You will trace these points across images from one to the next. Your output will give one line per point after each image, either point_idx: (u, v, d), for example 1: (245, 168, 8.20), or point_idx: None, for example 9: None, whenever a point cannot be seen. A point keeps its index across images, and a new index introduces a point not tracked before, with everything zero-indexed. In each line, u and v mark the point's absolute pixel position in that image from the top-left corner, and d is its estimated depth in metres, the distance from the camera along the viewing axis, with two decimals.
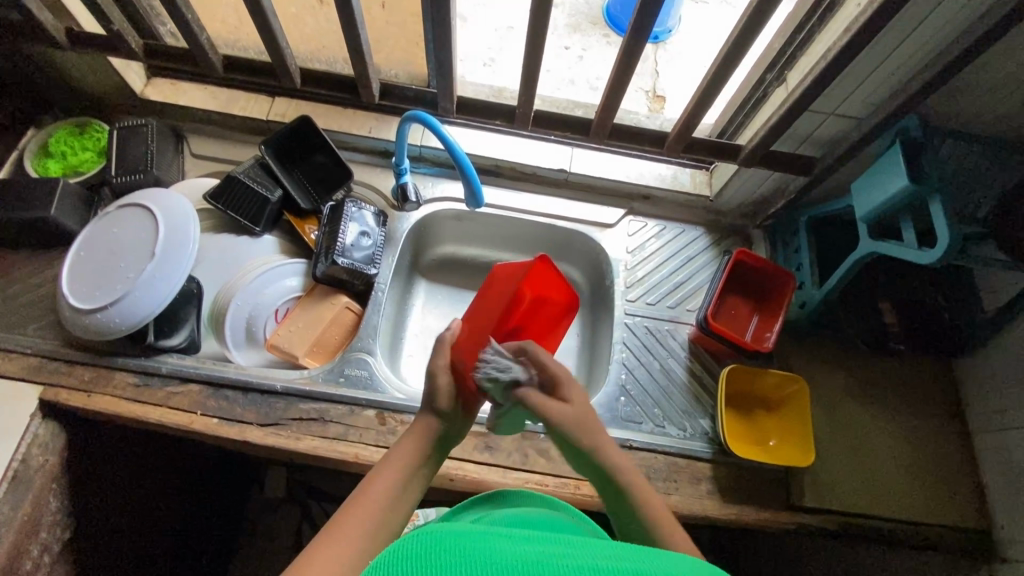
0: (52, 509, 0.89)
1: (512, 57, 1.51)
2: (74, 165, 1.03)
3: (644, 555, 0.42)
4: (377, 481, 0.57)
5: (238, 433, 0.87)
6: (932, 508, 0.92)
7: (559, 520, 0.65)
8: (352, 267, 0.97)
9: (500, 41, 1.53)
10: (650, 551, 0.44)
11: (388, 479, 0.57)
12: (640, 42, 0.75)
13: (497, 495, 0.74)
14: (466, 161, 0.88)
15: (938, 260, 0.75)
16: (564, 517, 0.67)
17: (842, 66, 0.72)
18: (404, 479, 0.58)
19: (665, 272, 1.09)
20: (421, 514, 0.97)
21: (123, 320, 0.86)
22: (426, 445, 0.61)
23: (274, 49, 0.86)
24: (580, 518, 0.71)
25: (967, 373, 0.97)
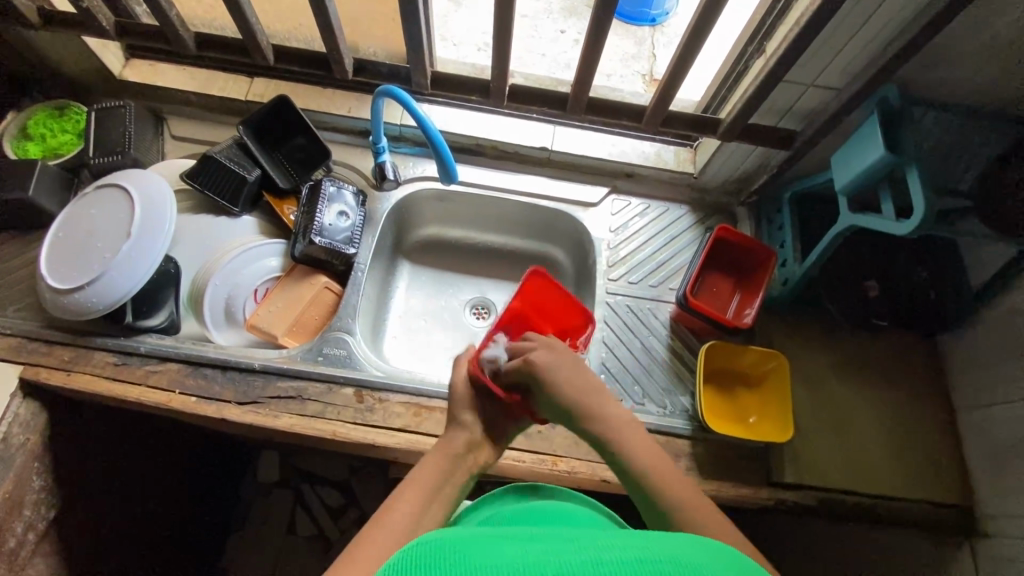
0: (36, 488, 0.90)
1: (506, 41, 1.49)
2: (53, 148, 1.02)
3: (647, 540, 0.43)
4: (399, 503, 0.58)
5: (216, 411, 0.87)
6: (916, 487, 0.91)
7: (561, 514, 0.66)
8: (329, 246, 0.97)
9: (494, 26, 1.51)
10: (653, 535, 0.44)
11: (416, 494, 0.60)
12: (610, 10, 0.74)
13: (501, 491, 0.74)
14: (439, 137, 0.87)
15: (914, 230, 0.74)
16: (570, 510, 0.68)
17: (814, 33, 0.71)
18: (428, 495, 0.61)
19: (649, 251, 1.08)
20: None
21: (99, 300, 0.86)
22: (451, 460, 0.66)
23: (243, 25, 0.85)
24: (584, 508, 0.71)
25: (952, 350, 0.97)
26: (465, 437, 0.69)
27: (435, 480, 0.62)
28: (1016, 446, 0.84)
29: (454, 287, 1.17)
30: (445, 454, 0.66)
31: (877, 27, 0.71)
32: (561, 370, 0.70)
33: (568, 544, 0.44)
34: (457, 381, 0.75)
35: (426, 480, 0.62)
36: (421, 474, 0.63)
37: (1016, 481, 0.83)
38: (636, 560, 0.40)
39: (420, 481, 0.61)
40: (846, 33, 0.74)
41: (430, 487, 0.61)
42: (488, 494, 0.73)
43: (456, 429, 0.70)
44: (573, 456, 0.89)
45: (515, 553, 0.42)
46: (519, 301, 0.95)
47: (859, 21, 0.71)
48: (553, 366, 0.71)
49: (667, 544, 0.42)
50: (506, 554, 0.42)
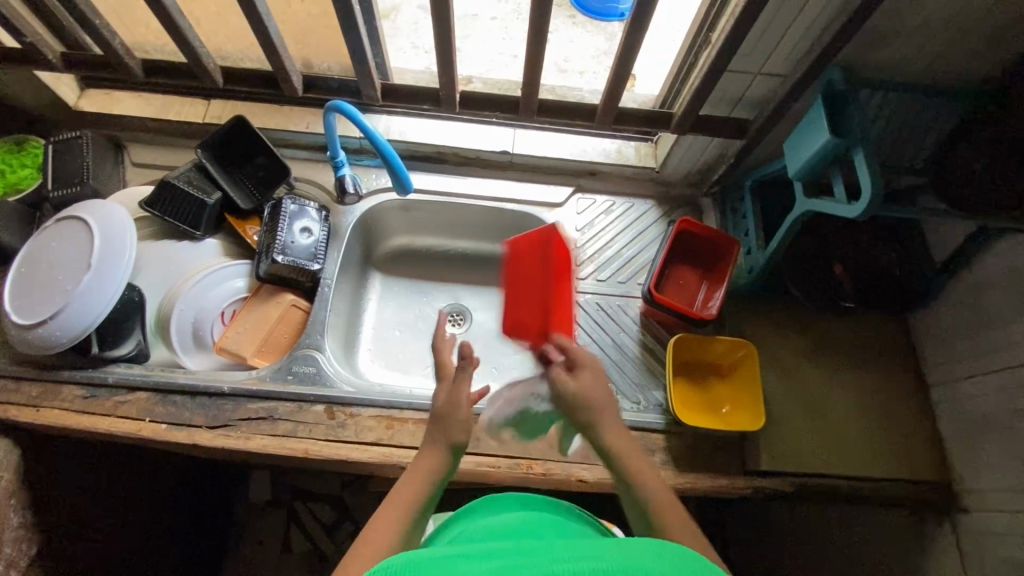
0: (14, 525, 0.89)
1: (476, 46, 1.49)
2: (13, 183, 1.02)
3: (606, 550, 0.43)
4: (373, 541, 0.56)
5: (186, 437, 0.87)
6: (893, 465, 0.91)
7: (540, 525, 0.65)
8: (294, 264, 0.97)
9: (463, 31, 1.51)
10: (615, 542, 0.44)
11: (393, 522, 0.58)
12: (547, 11, 0.73)
13: (481, 502, 0.74)
14: (388, 148, 0.87)
15: (862, 215, 0.74)
16: (549, 520, 0.67)
17: (748, 22, 0.71)
18: (409, 522, 0.58)
19: (616, 247, 1.08)
20: None
21: (63, 333, 0.86)
22: (434, 480, 0.62)
23: (187, 49, 0.85)
24: (562, 518, 0.70)
25: (922, 327, 0.97)
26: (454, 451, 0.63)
27: (418, 501, 0.60)
28: (990, 419, 0.84)
29: (427, 295, 1.17)
30: (427, 477, 0.61)
31: (813, 11, 0.71)
32: (591, 380, 0.70)
33: (532, 555, 0.44)
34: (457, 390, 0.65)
35: (407, 499, 0.60)
36: (403, 491, 0.60)
37: (991, 455, 0.84)
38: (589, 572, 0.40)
39: (401, 503, 0.59)
40: (784, 20, 0.74)
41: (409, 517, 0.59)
42: (465, 507, 0.73)
43: (443, 438, 0.64)
44: (548, 458, 0.89)
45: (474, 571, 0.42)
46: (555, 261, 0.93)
47: (793, 7, 0.71)
48: (586, 374, 0.70)
49: (626, 550, 0.43)
50: (470, 570, 0.42)
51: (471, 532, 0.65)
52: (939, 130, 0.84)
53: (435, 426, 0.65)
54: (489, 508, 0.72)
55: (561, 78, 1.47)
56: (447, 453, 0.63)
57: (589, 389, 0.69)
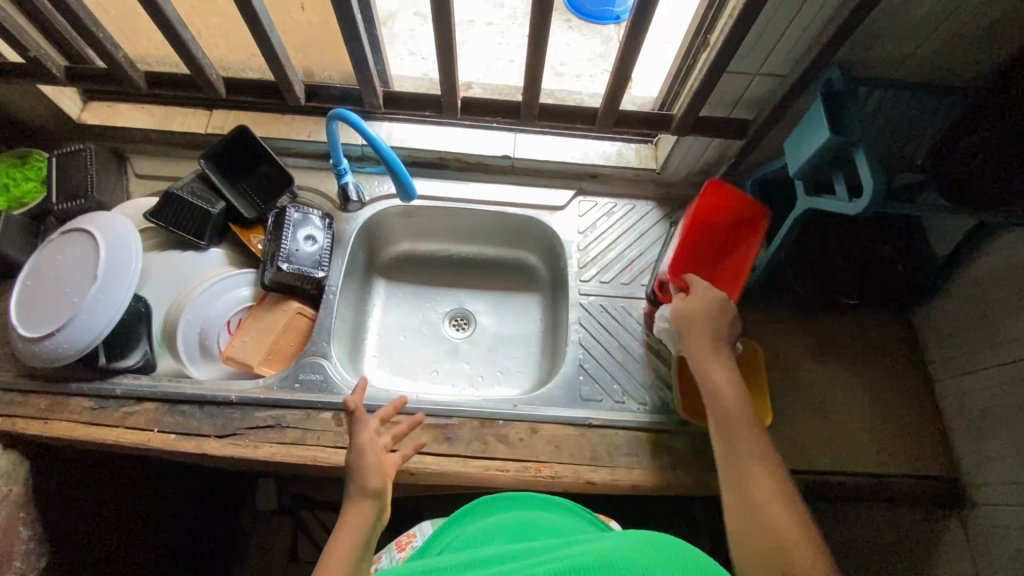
0: (24, 538, 0.89)
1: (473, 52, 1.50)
2: (18, 197, 1.02)
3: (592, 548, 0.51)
4: None
5: (195, 446, 0.87)
6: (902, 461, 0.91)
7: (536, 523, 0.69)
8: (299, 271, 0.98)
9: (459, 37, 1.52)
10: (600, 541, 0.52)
11: None
12: (547, 16, 0.74)
13: (481, 502, 0.78)
14: (392, 155, 0.88)
15: (864, 212, 0.74)
16: (544, 519, 0.71)
17: (747, 25, 0.72)
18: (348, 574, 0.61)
19: (619, 249, 1.09)
20: (419, 533, 0.84)
21: (71, 344, 0.86)
22: (365, 531, 0.66)
23: (190, 61, 0.86)
24: (555, 515, 0.74)
25: (926, 323, 0.97)
26: (376, 500, 0.70)
27: (354, 554, 0.64)
28: (995, 412, 0.84)
29: (432, 300, 1.17)
30: (359, 528, 0.66)
31: (811, 12, 0.72)
32: (698, 299, 0.83)
33: (528, 560, 0.53)
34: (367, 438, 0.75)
35: (342, 555, 0.63)
36: (336, 551, 0.63)
37: (997, 449, 0.84)
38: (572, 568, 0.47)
39: (336, 560, 0.62)
40: (782, 21, 0.75)
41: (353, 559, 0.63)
42: (469, 505, 0.77)
43: (366, 491, 0.70)
44: (557, 461, 0.89)
45: None
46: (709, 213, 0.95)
47: (791, 8, 0.72)
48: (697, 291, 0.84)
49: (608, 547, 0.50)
50: None
51: (470, 536, 0.69)
52: (937, 127, 0.85)
53: (354, 482, 0.71)
54: (486, 511, 0.76)
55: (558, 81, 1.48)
56: (372, 501, 0.69)
57: (694, 305, 0.83)
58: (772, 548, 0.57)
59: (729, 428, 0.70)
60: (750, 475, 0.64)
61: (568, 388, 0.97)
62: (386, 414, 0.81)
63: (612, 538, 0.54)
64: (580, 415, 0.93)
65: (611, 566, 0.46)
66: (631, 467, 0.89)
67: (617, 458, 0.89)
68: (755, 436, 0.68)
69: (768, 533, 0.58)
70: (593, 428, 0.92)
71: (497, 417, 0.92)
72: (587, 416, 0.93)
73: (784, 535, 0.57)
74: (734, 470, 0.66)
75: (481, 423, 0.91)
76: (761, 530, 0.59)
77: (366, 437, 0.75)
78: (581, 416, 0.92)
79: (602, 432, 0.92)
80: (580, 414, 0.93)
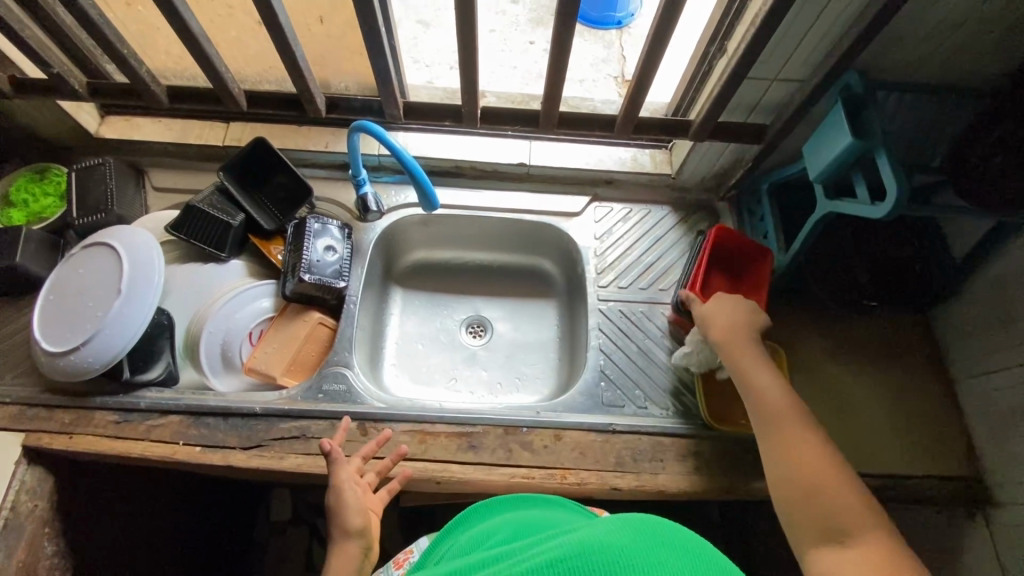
0: (48, 553, 0.89)
1: None
2: (37, 212, 1.03)
3: (578, 535, 0.52)
4: None
5: (221, 458, 0.87)
6: (924, 461, 0.91)
7: (528, 522, 0.69)
8: (319, 282, 0.98)
9: None
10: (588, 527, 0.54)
11: None
12: (570, 25, 0.74)
13: (474, 509, 0.78)
14: (414, 165, 0.88)
15: (889, 214, 0.75)
16: (533, 517, 0.72)
17: (770, 31, 0.73)
18: None
19: (636, 254, 1.09)
20: (415, 547, 0.85)
21: (95, 359, 0.86)
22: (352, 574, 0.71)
23: (212, 75, 0.86)
24: (546, 512, 0.75)
25: (944, 322, 0.98)
26: (358, 542, 0.74)
27: None
28: (1016, 411, 0.85)
29: (448, 308, 1.17)
30: (345, 569, 0.72)
31: (831, 18, 0.73)
32: (720, 307, 0.87)
33: (520, 554, 0.54)
34: (343, 480, 0.78)
35: None
36: None
37: (1020, 449, 0.84)
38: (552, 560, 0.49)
39: None
40: (803, 27, 0.75)
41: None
42: (480, 501, 0.78)
43: (348, 535, 0.74)
44: (582, 467, 0.89)
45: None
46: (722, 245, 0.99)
47: (813, 13, 0.73)
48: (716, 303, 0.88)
49: (596, 531, 0.52)
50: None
51: (462, 544, 0.69)
52: (954, 129, 0.85)
53: (336, 525, 0.75)
54: (476, 517, 0.76)
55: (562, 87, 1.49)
56: (354, 543, 0.74)
57: (716, 313, 0.87)
58: (829, 518, 0.65)
59: (773, 414, 0.74)
60: (802, 459, 0.70)
61: (589, 394, 0.97)
62: (364, 454, 0.84)
63: (589, 527, 0.55)
64: (604, 422, 0.93)
65: (592, 550, 0.48)
66: (656, 472, 0.89)
67: (641, 463, 0.90)
68: (797, 417, 0.73)
69: (825, 507, 0.65)
70: (617, 434, 0.92)
71: (521, 424, 0.92)
72: (610, 422, 0.93)
73: (839, 509, 0.65)
74: (782, 452, 0.71)
75: (505, 431, 0.91)
76: (817, 505, 0.66)
77: (342, 476, 0.79)
78: (605, 422, 0.93)
79: (626, 438, 0.92)
80: (604, 420, 0.93)
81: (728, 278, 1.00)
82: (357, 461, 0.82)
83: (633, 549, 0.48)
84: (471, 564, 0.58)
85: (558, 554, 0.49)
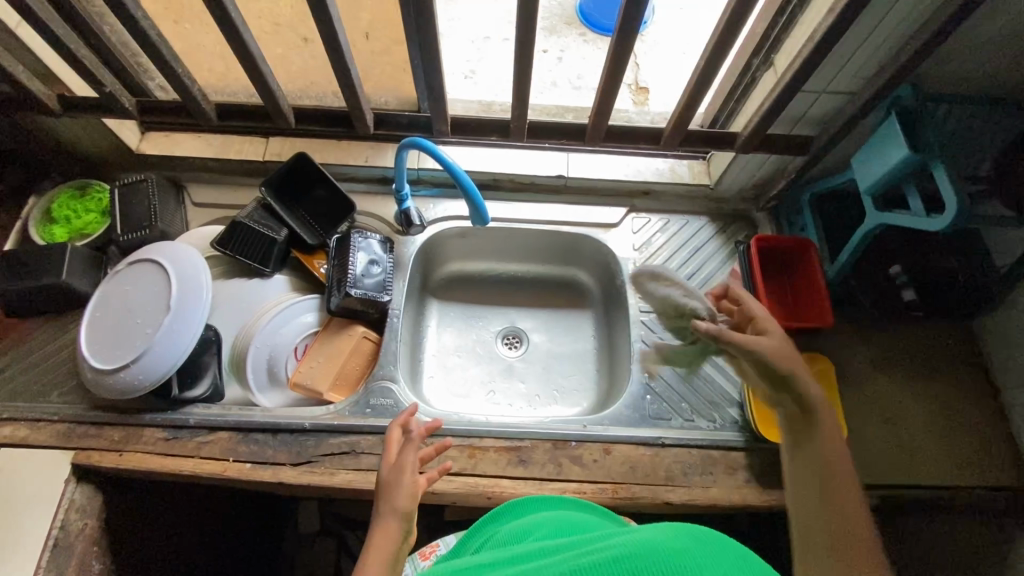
0: (97, 571, 0.88)
1: (493, 67, 1.50)
2: (80, 228, 1.03)
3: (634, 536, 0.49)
4: None
5: (272, 475, 0.87)
6: (974, 472, 0.91)
7: (573, 522, 0.67)
8: (365, 296, 0.98)
9: (478, 53, 1.53)
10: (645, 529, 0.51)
11: None
12: (629, 44, 0.77)
13: (506, 507, 0.76)
14: (466, 179, 0.89)
15: (947, 226, 0.75)
16: (575, 518, 0.69)
17: (828, 47, 0.73)
18: None
19: (676, 265, 1.09)
20: (441, 542, 0.87)
21: (146, 376, 0.87)
22: (389, 560, 0.63)
23: (264, 91, 0.87)
24: (591, 516, 0.73)
25: (988, 332, 0.98)
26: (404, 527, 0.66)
27: None
28: None
29: (483, 320, 1.17)
30: (382, 552, 0.63)
31: (887, 35, 0.73)
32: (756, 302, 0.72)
33: (570, 552, 0.52)
34: (407, 459, 0.71)
35: None
36: None
37: None
38: (609, 560, 0.46)
39: None
40: (857, 42, 0.76)
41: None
42: (519, 499, 0.76)
43: (394, 512, 0.67)
44: (632, 481, 0.89)
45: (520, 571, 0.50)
46: (772, 249, 1.00)
47: (867, 29, 0.73)
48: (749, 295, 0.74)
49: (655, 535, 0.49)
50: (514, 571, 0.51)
51: (501, 537, 0.68)
52: None
53: (383, 501, 0.68)
54: (513, 513, 0.75)
55: (579, 96, 1.48)
56: (399, 525, 0.66)
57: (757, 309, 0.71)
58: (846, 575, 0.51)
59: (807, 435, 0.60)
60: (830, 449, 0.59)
61: (635, 407, 0.96)
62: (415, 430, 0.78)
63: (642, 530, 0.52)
64: (652, 435, 0.92)
65: (654, 553, 0.45)
66: (707, 486, 0.88)
67: (692, 477, 0.89)
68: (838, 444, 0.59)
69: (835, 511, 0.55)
70: (666, 447, 0.92)
71: (569, 438, 0.92)
72: (658, 435, 0.93)
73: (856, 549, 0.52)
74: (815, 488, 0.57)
75: (554, 445, 0.91)
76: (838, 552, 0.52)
77: (409, 455, 0.72)
78: (653, 435, 0.92)
79: (675, 451, 0.91)
80: (652, 434, 0.93)
81: (779, 280, 1.02)
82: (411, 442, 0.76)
83: (699, 560, 0.45)
84: (520, 554, 0.56)
85: (618, 553, 0.47)
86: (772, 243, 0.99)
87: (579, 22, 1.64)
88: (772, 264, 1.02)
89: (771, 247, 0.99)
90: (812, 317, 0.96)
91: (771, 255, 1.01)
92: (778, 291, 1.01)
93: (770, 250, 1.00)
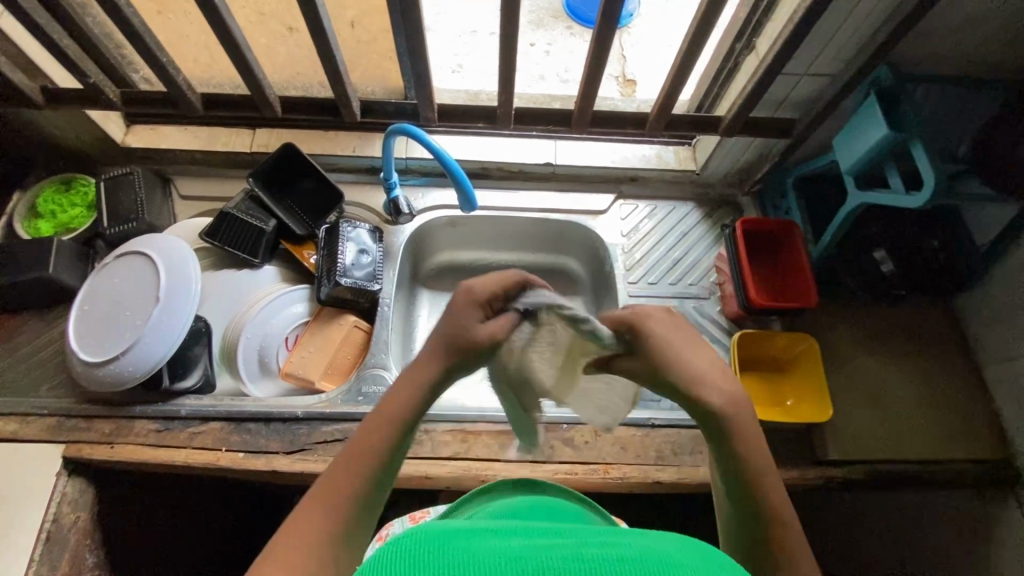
0: (91, 564, 0.88)
1: (480, 61, 1.51)
2: (65, 223, 1.02)
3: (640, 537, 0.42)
4: (330, 486, 0.52)
5: (265, 463, 0.88)
6: (955, 445, 0.93)
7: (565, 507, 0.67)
8: (355, 285, 0.98)
9: (465, 47, 1.53)
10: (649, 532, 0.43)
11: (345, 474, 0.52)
12: (612, 29, 0.77)
13: (485, 490, 0.74)
14: (455, 166, 0.89)
15: (926, 202, 0.77)
16: (556, 512, 0.66)
17: (806, 30, 0.74)
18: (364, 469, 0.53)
19: (662, 250, 1.10)
20: (432, 509, 0.88)
21: (137, 367, 0.86)
22: (408, 418, 0.57)
23: (250, 81, 0.87)
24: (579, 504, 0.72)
25: (969, 309, 1.00)
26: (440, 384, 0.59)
27: (383, 447, 0.54)
28: None
29: None
30: (403, 404, 0.57)
31: (864, 17, 0.75)
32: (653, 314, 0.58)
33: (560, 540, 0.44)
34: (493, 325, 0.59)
35: (371, 443, 0.54)
36: (367, 436, 0.54)
37: None
38: (617, 558, 0.38)
39: (364, 445, 0.54)
40: (834, 25, 0.77)
41: (357, 489, 0.52)
42: (501, 482, 0.73)
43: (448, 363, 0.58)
44: (624, 462, 0.90)
45: (502, 547, 0.41)
46: (757, 231, 1.01)
47: (845, 11, 0.75)
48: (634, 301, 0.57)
49: (667, 544, 0.41)
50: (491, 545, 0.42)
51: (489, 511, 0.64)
52: None
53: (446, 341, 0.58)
54: (501, 490, 0.72)
55: (567, 88, 1.49)
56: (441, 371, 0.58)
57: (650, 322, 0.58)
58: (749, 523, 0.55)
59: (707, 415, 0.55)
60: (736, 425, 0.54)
61: None
62: (492, 295, 0.61)
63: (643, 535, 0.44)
64: (642, 416, 0.94)
65: (668, 564, 0.37)
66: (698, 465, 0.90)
67: (683, 456, 0.91)
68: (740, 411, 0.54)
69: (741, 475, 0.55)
70: (656, 429, 0.93)
71: (561, 421, 0.93)
72: (648, 416, 0.94)
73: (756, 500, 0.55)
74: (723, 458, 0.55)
75: (546, 428, 0.92)
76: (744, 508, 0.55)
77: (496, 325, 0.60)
78: (643, 416, 0.93)
79: (665, 432, 0.93)
80: (642, 415, 0.94)
81: (767, 263, 1.03)
82: (480, 308, 0.60)
83: None
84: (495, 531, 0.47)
85: (626, 553, 0.39)
86: (757, 226, 1.00)
87: (565, 15, 1.64)
88: (760, 247, 1.04)
89: (758, 231, 1.01)
90: (795, 298, 0.98)
91: (758, 238, 1.03)
92: (770, 276, 1.02)
93: (757, 232, 1.01)
